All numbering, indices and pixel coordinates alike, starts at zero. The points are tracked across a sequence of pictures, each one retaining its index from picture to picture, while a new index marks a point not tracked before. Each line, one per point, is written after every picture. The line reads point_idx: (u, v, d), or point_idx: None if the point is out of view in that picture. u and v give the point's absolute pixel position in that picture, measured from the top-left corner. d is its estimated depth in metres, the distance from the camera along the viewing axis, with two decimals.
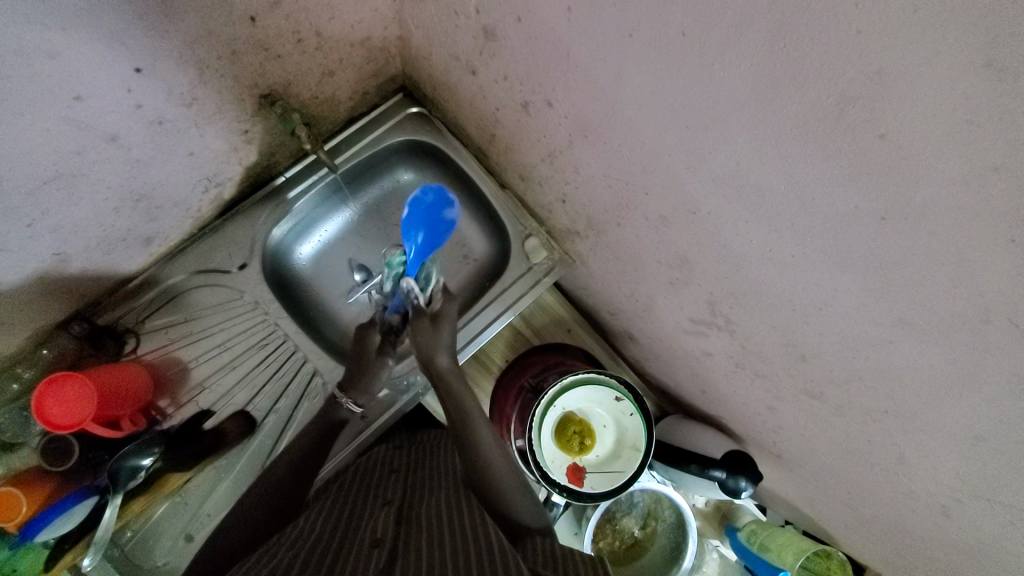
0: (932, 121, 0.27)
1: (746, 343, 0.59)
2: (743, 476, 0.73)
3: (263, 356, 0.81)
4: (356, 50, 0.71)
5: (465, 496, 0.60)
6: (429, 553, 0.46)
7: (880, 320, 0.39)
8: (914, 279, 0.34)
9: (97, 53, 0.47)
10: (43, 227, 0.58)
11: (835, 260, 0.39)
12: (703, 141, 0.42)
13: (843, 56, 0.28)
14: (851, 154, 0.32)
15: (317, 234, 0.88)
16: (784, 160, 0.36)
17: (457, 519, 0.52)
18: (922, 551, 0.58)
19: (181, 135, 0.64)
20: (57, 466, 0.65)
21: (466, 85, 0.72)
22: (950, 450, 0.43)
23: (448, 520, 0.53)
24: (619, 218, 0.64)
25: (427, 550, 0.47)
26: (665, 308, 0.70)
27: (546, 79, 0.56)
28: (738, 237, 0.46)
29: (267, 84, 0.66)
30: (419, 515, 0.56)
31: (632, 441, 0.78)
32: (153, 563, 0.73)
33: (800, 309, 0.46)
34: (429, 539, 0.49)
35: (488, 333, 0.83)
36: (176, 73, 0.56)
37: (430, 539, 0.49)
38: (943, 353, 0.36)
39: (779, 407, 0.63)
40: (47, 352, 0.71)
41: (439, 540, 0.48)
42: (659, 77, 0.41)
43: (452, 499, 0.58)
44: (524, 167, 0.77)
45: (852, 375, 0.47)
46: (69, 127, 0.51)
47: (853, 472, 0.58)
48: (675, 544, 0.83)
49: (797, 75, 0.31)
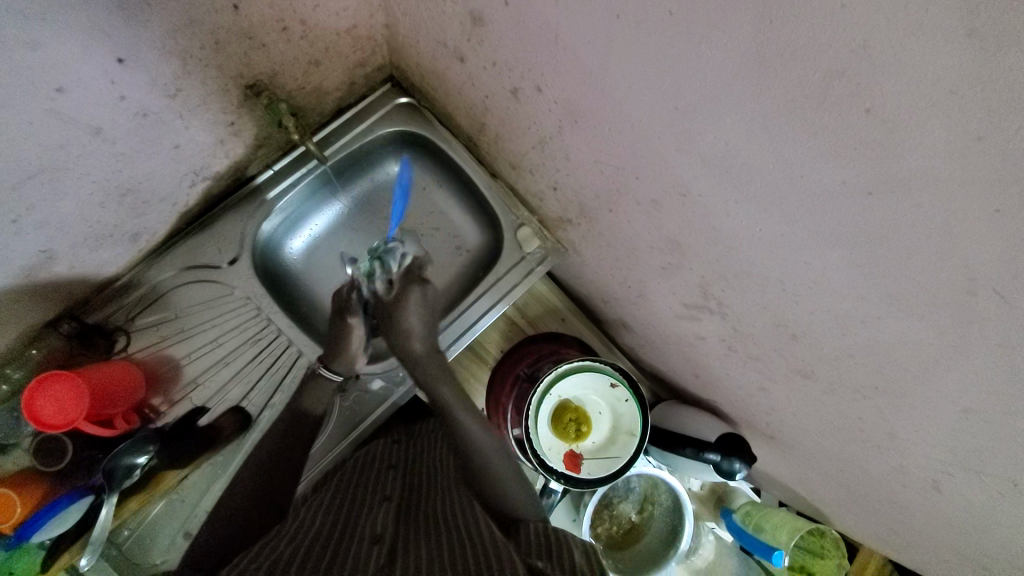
0: (916, 93, 0.27)
1: (737, 326, 0.60)
2: (736, 457, 0.74)
3: (257, 352, 0.81)
4: (342, 40, 0.71)
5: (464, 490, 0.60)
6: (428, 555, 0.47)
7: (868, 296, 0.39)
8: (903, 254, 0.34)
9: (79, 42, 0.46)
10: (29, 224, 0.57)
11: (824, 238, 0.39)
12: (692, 122, 0.42)
13: (828, 31, 0.29)
14: (836, 130, 0.32)
15: (307, 228, 0.87)
16: (772, 138, 0.36)
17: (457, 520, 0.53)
18: (913, 524, 0.60)
19: (166, 128, 0.63)
20: (49, 466, 0.65)
21: (455, 73, 0.72)
22: (939, 422, 0.44)
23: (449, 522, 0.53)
24: (610, 204, 0.64)
25: (426, 552, 0.47)
26: (657, 293, 0.71)
27: (534, 64, 0.56)
28: (728, 218, 0.47)
29: (253, 75, 0.65)
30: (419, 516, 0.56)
31: (627, 427, 0.79)
32: (151, 561, 0.73)
33: (790, 288, 0.47)
34: (429, 540, 0.49)
35: (482, 324, 0.84)
36: (160, 63, 0.55)
37: (430, 541, 0.49)
38: (931, 326, 0.37)
39: (771, 387, 0.63)
40: (37, 353, 0.70)
41: (440, 541, 0.49)
42: (647, 58, 0.41)
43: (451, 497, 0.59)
44: (515, 155, 0.77)
45: (842, 352, 0.47)
46: (52, 120, 0.50)
47: (845, 449, 0.59)
48: (673, 526, 0.83)
49: (781, 52, 0.32)
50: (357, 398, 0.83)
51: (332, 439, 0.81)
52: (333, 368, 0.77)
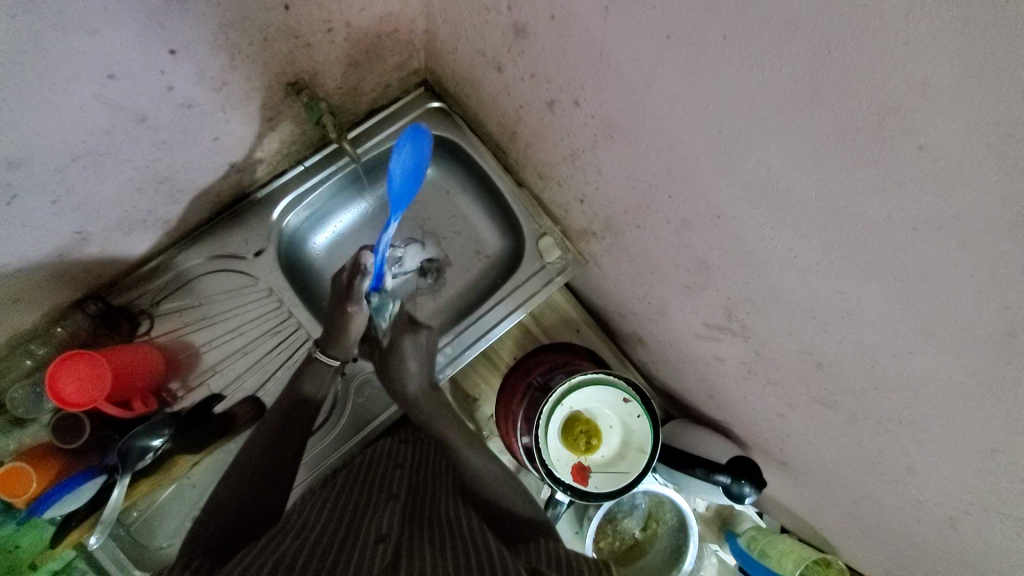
0: (972, 134, 0.27)
1: (760, 350, 0.59)
2: (747, 482, 0.74)
3: (276, 342, 0.81)
4: (383, 42, 0.72)
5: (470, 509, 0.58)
6: (433, 559, 0.46)
7: (902, 330, 0.39)
8: (941, 292, 0.34)
9: (135, 32, 0.47)
10: (68, 205, 0.58)
11: (860, 268, 0.39)
12: (734, 146, 0.42)
13: (891, 66, 0.29)
14: (886, 165, 0.32)
15: (333, 224, 0.88)
16: (817, 169, 0.36)
17: (462, 529, 0.53)
18: (925, 562, 0.59)
19: (207, 120, 0.64)
20: (67, 444, 0.66)
21: (491, 81, 0.73)
22: (964, 463, 0.43)
23: (455, 534, 0.52)
24: (638, 219, 0.65)
25: (432, 554, 0.47)
26: (678, 311, 0.71)
27: (574, 78, 0.57)
28: (763, 242, 0.47)
29: (294, 72, 0.66)
30: (424, 521, 0.56)
31: (638, 443, 0.78)
32: (158, 543, 0.75)
33: (821, 317, 0.46)
34: (432, 546, 0.49)
35: (500, 330, 0.84)
36: (208, 57, 0.56)
37: (435, 546, 0.49)
38: (965, 365, 0.36)
39: (788, 414, 0.63)
40: (61, 331, 0.71)
41: (445, 548, 0.48)
42: (695, 80, 0.42)
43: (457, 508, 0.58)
44: (543, 165, 0.78)
45: (869, 385, 0.47)
46: (101, 105, 0.51)
47: (862, 481, 0.58)
48: (676, 547, 0.84)
49: (837, 86, 0.32)
50: (370, 395, 0.84)
51: (342, 435, 0.82)
52: (330, 353, 0.76)
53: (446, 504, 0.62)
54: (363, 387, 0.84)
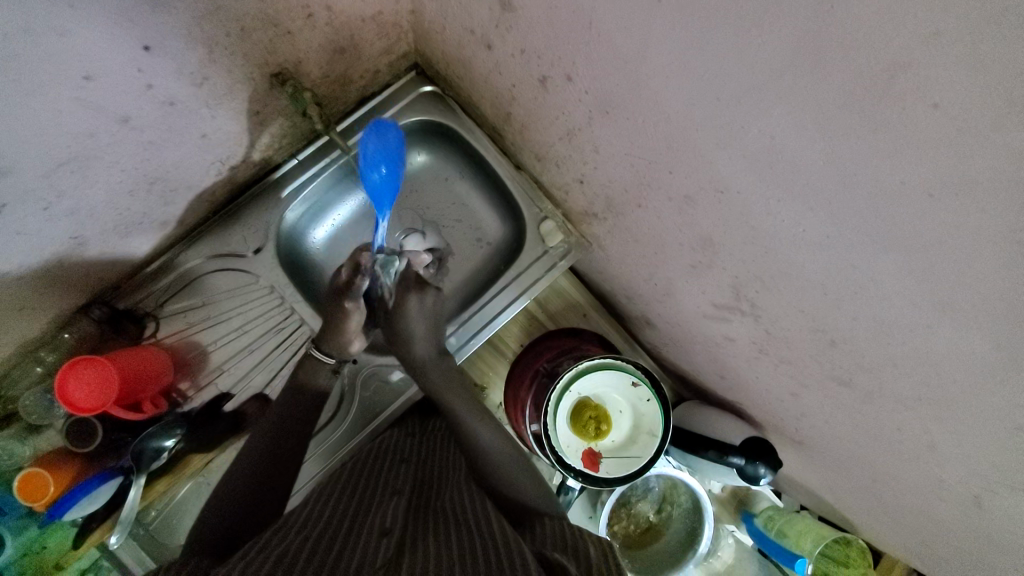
0: (990, 87, 0.25)
1: (771, 328, 0.57)
2: (762, 462, 0.72)
3: (281, 339, 0.81)
4: (367, 26, 0.69)
5: (476, 499, 0.57)
6: (438, 551, 0.45)
7: (919, 303, 0.37)
8: (963, 261, 0.32)
9: (105, 30, 0.46)
10: (60, 211, 0.58)
11: (875, 240, 0.36)
12: (734, 114, 0.40)
13: (899, 15, 0.26)
14: (898, 125, 0.29)
15: (331, 218, 0.87)
16: (823, 134, 0.34)
17: (466, 518, 0.52)
18: (950, 541, 0.57)
19: (192, 117, 0.63)
20: (82, 448, 0.68)
21: (481, 61, 0.70)
22: (989, 440, 0.41)
23: (459, 523, 0.51)
24: (640, 199, 0.62)
25: (437, 547, 0.46)
26: (684, 292, 0.69)
27: (564, 52, 0.54)
28: (769, 217, 0.44)
29: (277, 63, 0.64)
30: (428, 515, 0.55)
31: (648, 426, 0.77)
32: (176, 541, 0.76)
33: (833, 292, 0.44)
34: (437, 538, 0.48)
35: (503, 318, 0.82)
36: (185, 52, 0.54)
37: (440, 538, 0.49)
38: (988, 337, 0.34)
39: (802, 393, 0.61)
40: (69, 336, 0.72)
41: (449, 539, 0.48)
42: (688, 46, 0.39)
43: (461, 498, 0.58)
44: (540, 147, 0.75)
45: (885, 361, 0.44)
46: (80, 108, 0.50)
47: (880, 459, 0.56)
48: (692, 528, 0.82)
49: (839, 41, 0.29)
50: (377, 389, 0.84)
51: (352, 429, 0.82)
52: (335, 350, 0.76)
53: (453, 492, 0.61)
54: (369, 382, 0.84)
